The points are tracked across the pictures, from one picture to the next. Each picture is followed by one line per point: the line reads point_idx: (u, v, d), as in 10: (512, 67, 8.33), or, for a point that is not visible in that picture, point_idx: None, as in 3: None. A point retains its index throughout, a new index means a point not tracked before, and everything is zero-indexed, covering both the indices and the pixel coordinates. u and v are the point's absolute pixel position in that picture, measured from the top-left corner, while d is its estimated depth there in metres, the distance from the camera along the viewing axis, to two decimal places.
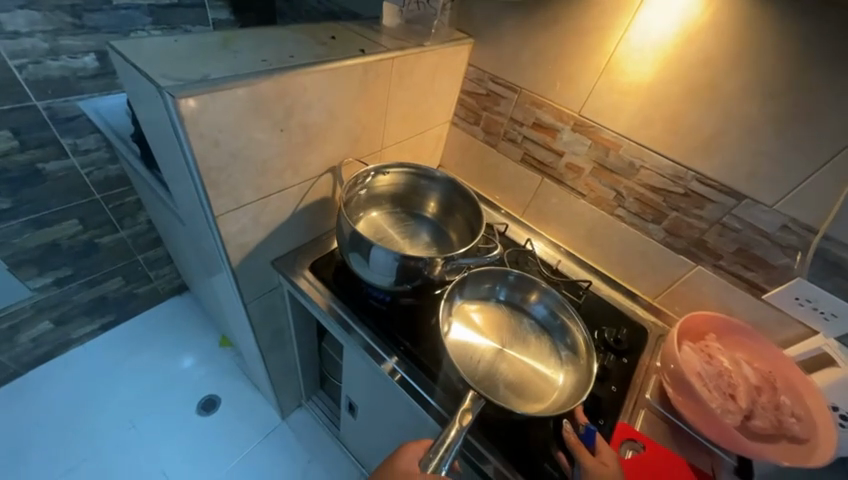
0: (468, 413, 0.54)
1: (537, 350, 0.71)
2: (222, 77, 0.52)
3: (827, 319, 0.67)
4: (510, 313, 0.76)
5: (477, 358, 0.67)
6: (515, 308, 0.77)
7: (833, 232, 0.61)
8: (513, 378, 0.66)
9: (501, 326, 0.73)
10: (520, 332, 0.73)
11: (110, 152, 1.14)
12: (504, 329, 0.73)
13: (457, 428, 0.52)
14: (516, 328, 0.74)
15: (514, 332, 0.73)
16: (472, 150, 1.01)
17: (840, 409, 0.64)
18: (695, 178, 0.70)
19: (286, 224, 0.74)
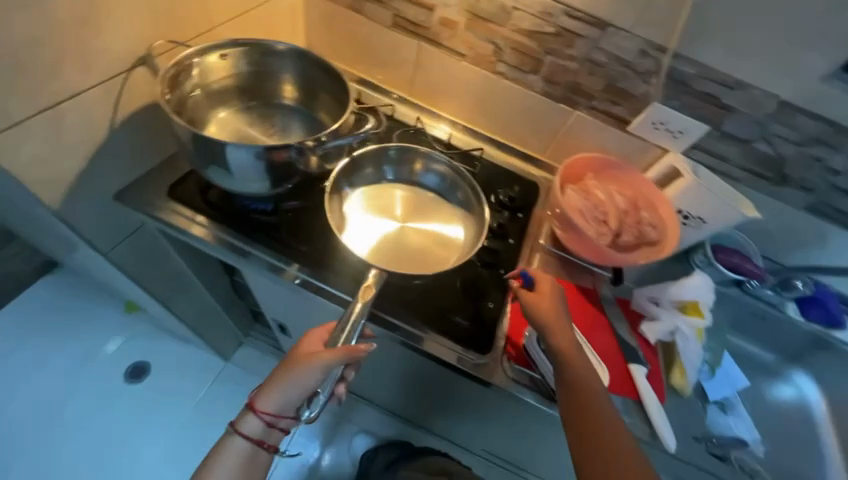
0: (370, 288, 0.57)
1: (437, 215, 0.73)
2: None
3: (676, 136, 0.75)
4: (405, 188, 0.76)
5: (378, 237, 0.69)
6: (406, 183, 0.76)
7: (679, 48, 0.64)
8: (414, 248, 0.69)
9: (403, 207, 0.73)
10: (417, 202, 0.74)
11: None
12: (403, 206, 0.73)
13: (361, 304, 0.56)
14: (416, 202, 0.74)
15: (413, 206, 0.74)
16: (337, 22, 0.85)
17: (682, 211, 0.79)
18: (563, 12, 0.67)
19: (114, 142, 0.59)
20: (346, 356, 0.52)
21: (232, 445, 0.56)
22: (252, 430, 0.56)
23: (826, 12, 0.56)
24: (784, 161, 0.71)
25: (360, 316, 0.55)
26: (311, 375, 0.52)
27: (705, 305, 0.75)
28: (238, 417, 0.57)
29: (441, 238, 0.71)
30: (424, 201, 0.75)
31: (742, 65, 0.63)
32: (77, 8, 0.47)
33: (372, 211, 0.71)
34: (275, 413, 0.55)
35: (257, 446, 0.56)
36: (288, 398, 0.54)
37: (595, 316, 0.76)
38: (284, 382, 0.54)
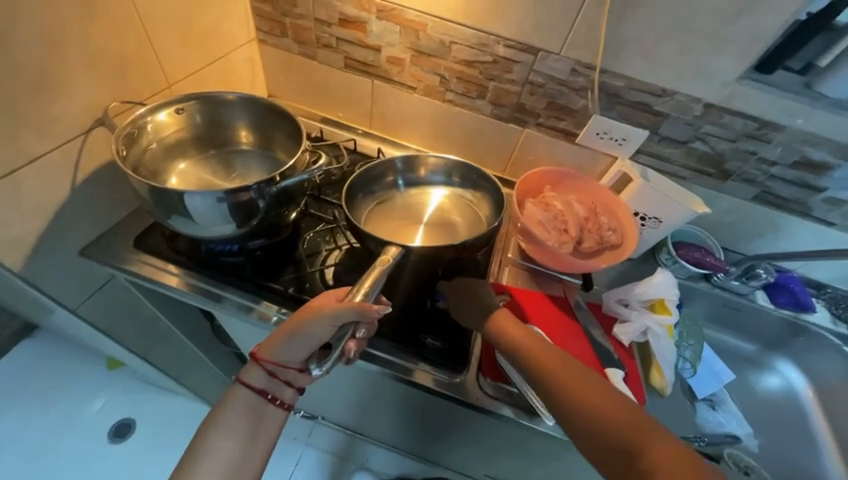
0: (388, 260, 0.57)
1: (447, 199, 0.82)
2: None
3: (620, 143, 0.80)
4: (418, 190, 0.83)
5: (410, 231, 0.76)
6: (417, 186, 0.83)
7: (606, 65, 0.70)
8: (442, 233, 0.76)
9: (417, 205, 0.80)
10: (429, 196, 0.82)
11: None
12: (419, 204, 0.80)
13: (381, 266, 0.56)
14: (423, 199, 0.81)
15: (421, 201, 0.81)
16: (295, 69, 0.90)
17: (639, 213, 0.82)
18: (497, 42, 0.72)
19: (73, 200, 0.60)
20: (356, 310, 0.51)
21: (236, 396, 0.57)
22: (257, 381, 0.57)
23: (727, 21, 0.61)
24: (722, 157, 0.75)
25: (378, 280, 0.55)
26: (322, 326, 0.52)
27: (672, 301, 0.74)
28: (243, 369, 0.58)
29: (462, 215, 0.79)
30: (437, 194, 0.82)
31: (665, 74, 0.68)
32: (27, 79, 0.50)
33: (395, 216, 0.78)
34: (280, 363, 0.56)
35: (261, 397, 0.57)
36: (295, 348, 0.55)
37: (566, 322, 0.75)
38: (291, 332, 0.54)
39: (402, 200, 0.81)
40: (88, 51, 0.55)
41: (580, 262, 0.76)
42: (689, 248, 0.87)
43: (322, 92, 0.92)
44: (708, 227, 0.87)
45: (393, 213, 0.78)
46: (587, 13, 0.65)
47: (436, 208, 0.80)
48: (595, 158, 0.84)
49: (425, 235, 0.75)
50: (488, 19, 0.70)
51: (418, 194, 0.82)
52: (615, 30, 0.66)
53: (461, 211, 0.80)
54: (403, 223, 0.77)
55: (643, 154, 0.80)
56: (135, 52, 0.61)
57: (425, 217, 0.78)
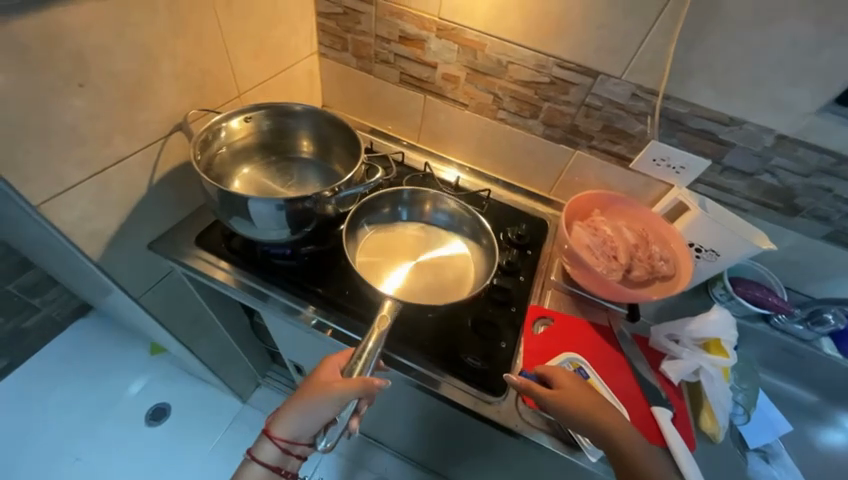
0: (386, 318, 0.58)
1: (457, 250, 0.77)
2: None
3: (678, 171, 0.77)
4: (417, 227, 0.79)
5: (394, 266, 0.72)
6: (419, 222, 0.80)
7: (671, 91, 0.68)
8: (433, 283, 0.71)
9: (415, 242, 0.77)
10: (442, 242, 0.78)
11: None
12: (422, 243, 0.77)
13: (376, 336, 0.56)
14: (421, 236, 0.78)
15: (424, 239, 0.78)
16: (350, 82, 0.94)
17: (694, 244, 0.78)
18: (556, 64, 0.72)
19: (148, 198, 0.65)
20: (360, 389, 0.52)
21: (251, 471, 0.59)
22: (269, 457, 0.58)
23: (809, 51, 0.58)
24: (792, 191, 0.71)
25: (375, 349, 0.55)
26: (328, 406, 0.53)
27: (729, 342, 0.70)
28: (254, 446, 0.59)
29: (456, 268, 0.74)
30: (451, 243, 0.78)
31: (735, 102, 0.65)
32: (125, 89, 0.54)
33: (388, 248, 0.75)
34: (290, 440, 0.56)
35: (275, 472, 0.59)
36: (305, 426, 0.55)
37: (611, 354, 0.72)
38: (300, 411, 0.55)
39: (400, 233, 0.78)
40: (173, 61, 0.59)
41: (631, 292, 0.73)
42: (747, 283, 0.82)
43: (375, 104, 0.95)
44: (769, 264, 0.82)
45: (393, 244, 0.76)
46: (654, 39, 0.64)
47: (443, 256, 0.75)
48: (649, 184, 0.81)
49: (410, 277, 0.71)
50: (549, 40, 0.70)
51: (420, 229, 0.79)
52: (683, 57, 0.64)
53: (458, 266, 0.75)
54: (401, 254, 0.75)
55: (704, 184, 0.77)
56: (214, 64, 0.66)
57: (421, 257, 0.74)
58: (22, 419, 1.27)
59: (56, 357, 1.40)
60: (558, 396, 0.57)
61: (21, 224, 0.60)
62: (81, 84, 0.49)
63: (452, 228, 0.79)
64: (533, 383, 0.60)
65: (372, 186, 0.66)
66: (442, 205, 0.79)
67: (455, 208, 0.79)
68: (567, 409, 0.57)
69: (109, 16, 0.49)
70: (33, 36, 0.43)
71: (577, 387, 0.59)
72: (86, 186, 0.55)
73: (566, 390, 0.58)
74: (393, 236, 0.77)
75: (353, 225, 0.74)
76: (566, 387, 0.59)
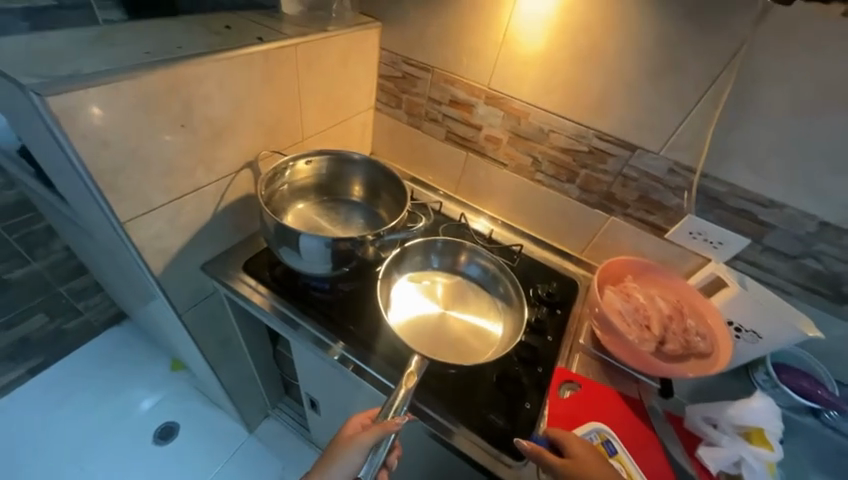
0: (413, 376, 0.59)
1: (487, 319, 0.75)
2: (95, 70, 0.49)
3: (715, 247, 0.77)
4: (450, 277, 0.82)
5: (423, 312, 0.74)
6: (449, 271, 0.82)
7: (708, 169, 0.70)
8: (450, 333, 0.72)
9: (449, 293, 0.79)
10: (483, 317, 0.76)
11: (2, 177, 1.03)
12: (460, 300, 0.78)
13: (404, 390, 0.57)
14: (457, 291, 0.80)
15: (463, 297, 0.79)
16: (399, 135, 1.03)
17: (734, 323, 0.75)
18: (595, 136, 0.77)
19: (211, 223, 0.71)
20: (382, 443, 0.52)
21: None
22: None
23: None
24: (839, 279, 0.69)
25: (404, 400, 0.56)
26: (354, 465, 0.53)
27: (774, 434, 0.65)
28: None
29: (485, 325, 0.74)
30: (487, 320, 0.75)
31: (775, 186, 0.66)
32: (214, 130, 0.63)
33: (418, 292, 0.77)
34: None
35: None
36: None
37: (642, 430, 0.68)
38: None
39: (433, 281, 0.80)
40: (257, 110, 0.68)
41: (665, 365, 0.71)
42: (791, 371, 0.77)
43: (419, 156, 1.03)
44: (817, 352, 0.77)
45: (427, 289, 0.78)
46: (693, 122, 0.67)
47: (475, 322, 0.75)
48: (685, 255, 0.81)
49: (434, 323, 0.73)
50: (591, 115, 0.75)
51: (457, 285, 0.81)
52: (720, 140, 0.67)
53: (486, 332, 0.73)
54: (432, 298, 0.77)
55: (742, 262, 0.76)
56: (288, 114, 0.75)
57: (453, 312, 0.76)
58: (42, 420, 1.30)
59: (85, 363, 1.45)
60: (568, 464, 0.54)
61: (101, 235, 0.67)
62: (182, 125, 0.58)
63: (484, 283, 0.81)
64: (543, 450, 0.57)
65: (414, 233, 0.70)
66: (474, 257, 0.82)
67: (488, 264, 0.81)
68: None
69: (216, 73, 0.59)
70: (157, 84, 0.52)
71: (588, 455, 0.56)
72: (165, 208, 0.62)
73: (578, 459, 0.55)
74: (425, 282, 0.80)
75: (387, 273, 0.76)
76: (577, 457, 0.55)
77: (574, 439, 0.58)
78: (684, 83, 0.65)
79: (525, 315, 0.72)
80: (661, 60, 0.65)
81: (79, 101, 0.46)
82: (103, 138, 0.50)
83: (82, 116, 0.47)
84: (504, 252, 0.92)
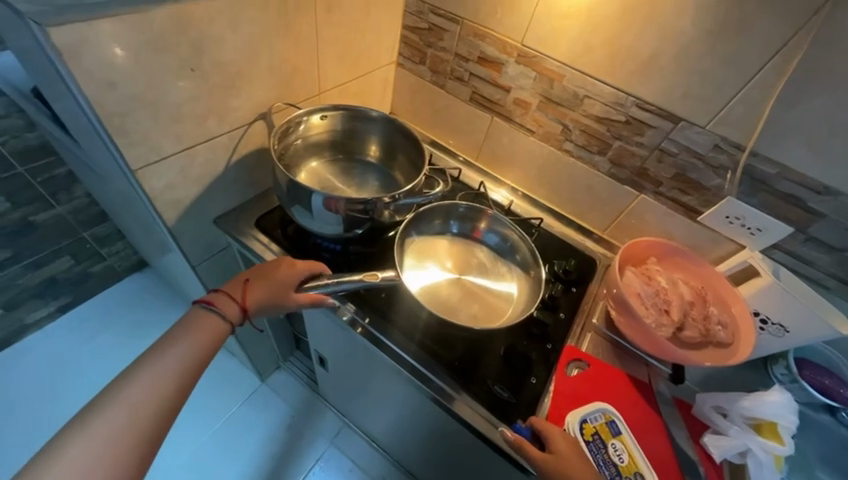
0: (374, 276, 0.60)
1: (500, 279, 0.75)
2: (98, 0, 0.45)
3: (753, 234, 0.71)
4: (467, 245, 0.79)
5: (434, 277, 0.73)
6: (466, 239, 0.80)
7: (758, 148, 0.63)
8: (458, 299, 0.71)
9: (464, 259, 0.77)
10: (496, 277, 0.75)
11: (22, 119, 1.03)
12: (476, 267, 0.76)
13: (357, 278, 0.60)
14: (474, 258, 0.77)
15: (480, 265, 0.76)
16: (421, 94, 0.97)
17: (760, 313, 0.72)
18: (635, 104, 0.70)
19: (224, 176, 0.70)
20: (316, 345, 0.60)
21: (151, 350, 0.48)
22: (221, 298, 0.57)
23: None
24: None
25: (349, 282, 0.60)
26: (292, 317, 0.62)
27: (788, 429, 0.63)
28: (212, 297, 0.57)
29: (498, 295, 0.73)
30: (501, 280, 0.75)
31: (833, 171, 0.60)
32: (225, 76, 0.59)
33: (434, 258, 0.75)
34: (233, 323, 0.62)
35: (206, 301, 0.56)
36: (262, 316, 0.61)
37: (647, 413, 0.67)
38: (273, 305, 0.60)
39: (451, 248, 0.78)
40: (271, 57, 0.64)
41: (679, 352, 0.68)
42: (813, 366, 0.75)
43: (441, 118, 0.98)
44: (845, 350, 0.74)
45: (441, 253, 0.76)
46: (749, 93, 0.60)
47: (490, 290, 0.73)
48: (717, 240, 0.76)
49: (445, 289, 0.71)
50: (632, 80, 0.68)
51: (473, 251, 0.78)
52: (779, 116, 0.60)
53: (499, 293, 0.73)
54: (446, 264, 0.75)
55: (781, 251, 0.71)
56: (303, 63, 0.70)
57: (466, 278, 0.74)
58: (71, 355, 1.39)
59: (110, 305, 1.52)
60: (547, 461, 0.54)
61: (115, 181, 0.67)
62: (192, 69, 0.55)
63: (501, 252, 0.78)
64: (524, 441, 0.57)
65: (430, 198, 0.67)
66: (493, 226, 0.79)
67: (507, 235, 0.78)
68: (555, 478, 0.53)
69: (227, 13, 0.54)
70: (163, 22, 0.48)
71: (571, 452, 0.55)
72: (176, 157, 0.60)
73: (558, 454, 0.55)
74: (441, 249, 0.77)
75: (403, 233, 0.74)
76: (559, 452, 0.55)
77: (558, 433, 0.57)
78: (747, 47, 0.57)
79: (542, 289, 0.70)
80: (724, 18, 0.57)
81: (81, 35, 0.43)
82: (110, 79, 0.47)
83: (86, 53, 0.44)
84: (523, 225, 0.88)
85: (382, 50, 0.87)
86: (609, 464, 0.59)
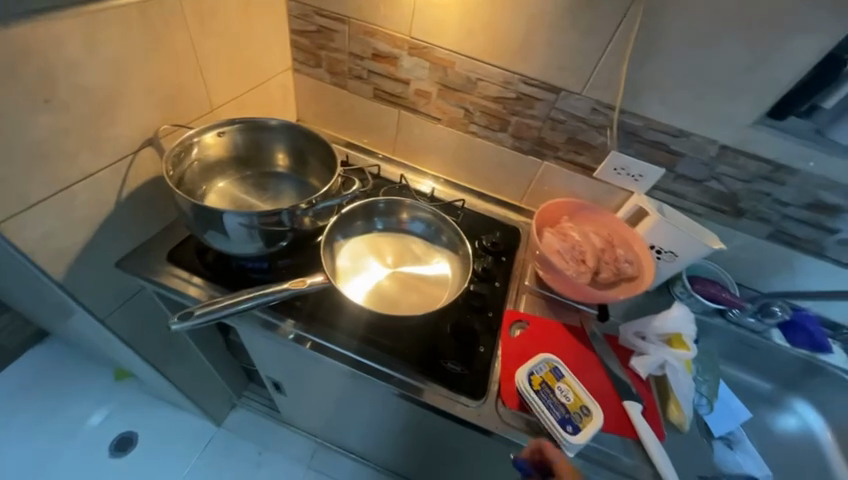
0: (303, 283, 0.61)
1: (433, 263, 0.77)
2: None
3: (637, 179, 0.83)
4: (395, 236, 0.80)
5: (371, 274, 0.73)
6: (395, 231, 0.81)
7: (625, 105, 0.73)
8: (397, 291, 0.72)
9: (397, 251, 0.78)
10: (429, 261, 0.78)
11: None
12: (409, 257, 0.78)
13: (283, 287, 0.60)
14: (406, 248, 0.79)
15: (412, 254, 0.78)
16: (326, 97, 0.96)
17: (655, 246, 0.83)
18: (521, 81, 0.76)
19: (116, 214, 0.63)
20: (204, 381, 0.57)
21: None
22: None
23: (744, 71, 0.63)
24: (736, 196, 0.78)
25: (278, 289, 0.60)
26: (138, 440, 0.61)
27: (690, 337, 0.74)
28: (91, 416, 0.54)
29: (434, 278, 0.75)
30: (433, 262, 0.78)
31: (683, 116, 0.71)
32: (92, 105, 0.54)
33: (367, 256, 0.76)
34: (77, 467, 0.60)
35: None
36: None
37: (583, 352, 0.75)
38: None
39: (381, 244, 0.79)
40: (145, 78, 0.59)
41: (599, 292, 0.77)
42: (701, 281, 0.87)
43: (351, 118, 0.98)
44: (722, 262, 0.88)
45: (374, 250, 0.77)
46: (608, 59, 0.69)
47: (425, 276, 0.75)
48: (613, 190, 0.87)
49: (383, 284, 0.73)
50: (514, 59, 0.74)
51: (405, 242, 0.80)
52: (634, 76, 0.69)
53: (434, 277, 0.75)
54: (380, 259, 0.76)
55: (661, 190, 0.83)
56: (185, 79, 0.66)
57: (401, 268, 0.76)
58: None
59: (10, 390, 1.30)
60: None
61: None
62: (46, 100, 0.49)
63: (429, 237, 0.81)
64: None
65: (349, 198, 0.67)
66: (417, 214, 0.81)
67: (432, 219, 0.81)
68: None
69: (77, 35, 0.49)
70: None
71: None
72: (49, 203, 0.53)
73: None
74: (374, 246, 0.78)
75: (330, 238, 0.74)
76: None
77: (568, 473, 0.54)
78: (599, 19, 0.65)
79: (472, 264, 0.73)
80: None
81: None
82: None
83: None
84: (449, 210, 0.92)
85: (273, 58, 0.85)
86: (558, 406, 0.62)
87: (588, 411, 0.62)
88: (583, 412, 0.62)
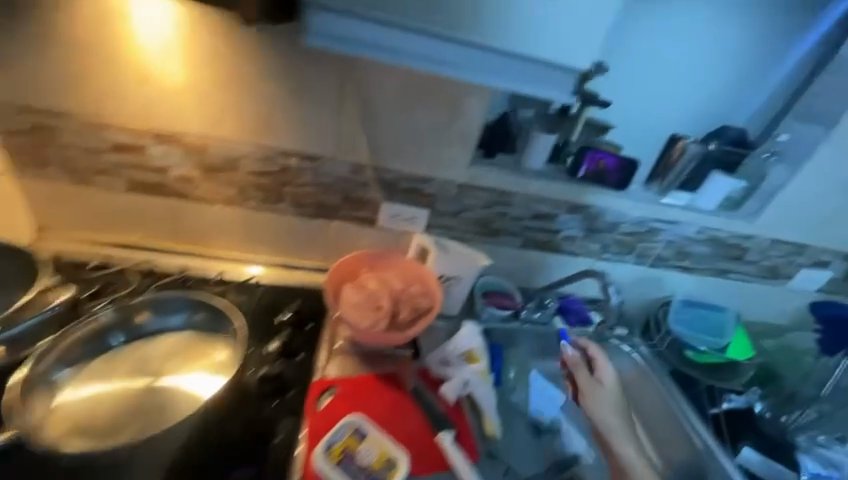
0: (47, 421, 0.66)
1: (201, 357, 0.75)
2: None
3: (412, 221, 0.94)
4: (154, 340, 0.76)
5: (129, 392, 0.70)
6: (153, 334, 0.77)
7: (375, 163, 0.83)
8: (150, 411, 0.68)
9: (164, 355, 0.75)
10: (199, 356, 0.75)
11: None
12: (175, 357, 0.75)
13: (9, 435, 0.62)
14: (171, 349, 0.76)
15: (175, 352, 0.75)
16: (70, 198, 0.83)
17: (443, 274, 0.93)
18: (279, 155, 0.81)
19: None
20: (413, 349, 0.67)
21: None
22: None
23: (445, 125, 0.80)
24: (488, 219, 0.95)
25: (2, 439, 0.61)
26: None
27: (480, 349, 0.82)
28: None
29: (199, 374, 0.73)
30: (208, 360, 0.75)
31: (422, 165, 0.85)
32: None
33: (121, 376, 0.72)
34: None
35: None
36: None
37: (391, 396, 0.76)
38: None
39: (112, 378, 0.72)
40: None
41: (396, 335, 0.82)
42: (488, 297, 1.01)
43: (111, 215, 0.86)
44: (504, 272, 1.05)
45: (129, 363, 0.74)
46: (344, 128, 0.78)
47: (190, 374, 0.73)
48: (400, 234, 0.96)
49: (145, 403, 0.69)
50: (264, 137, 0.78)
51: (168, 341, 0.77)
52: (371, 137, 0.80)
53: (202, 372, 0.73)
54: (138, 371, 0.73)
55: (436, 226, 0.95)
56: None
57: (166, 376, 0.72)
58: None
59: None
60: None
61: None
62: None
63: (193, 326, 0.78)
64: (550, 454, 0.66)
65: None
66: (175, 309, 0.78)
67: (191, 308, 0.79)
68: None
69: None
70: None
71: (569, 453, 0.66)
72: None
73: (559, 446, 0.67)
74: (136, 359, 0.74)
75: None
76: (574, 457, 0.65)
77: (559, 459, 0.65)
78: (321, 95, 0.75)
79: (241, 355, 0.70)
80: (291, 79, 0.73)
81: None
82: None
83: None
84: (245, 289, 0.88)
85: None
86: (360, 471, 0.61)
87: (392, 462, 0.62)
88: (388, 465, 0.62)
